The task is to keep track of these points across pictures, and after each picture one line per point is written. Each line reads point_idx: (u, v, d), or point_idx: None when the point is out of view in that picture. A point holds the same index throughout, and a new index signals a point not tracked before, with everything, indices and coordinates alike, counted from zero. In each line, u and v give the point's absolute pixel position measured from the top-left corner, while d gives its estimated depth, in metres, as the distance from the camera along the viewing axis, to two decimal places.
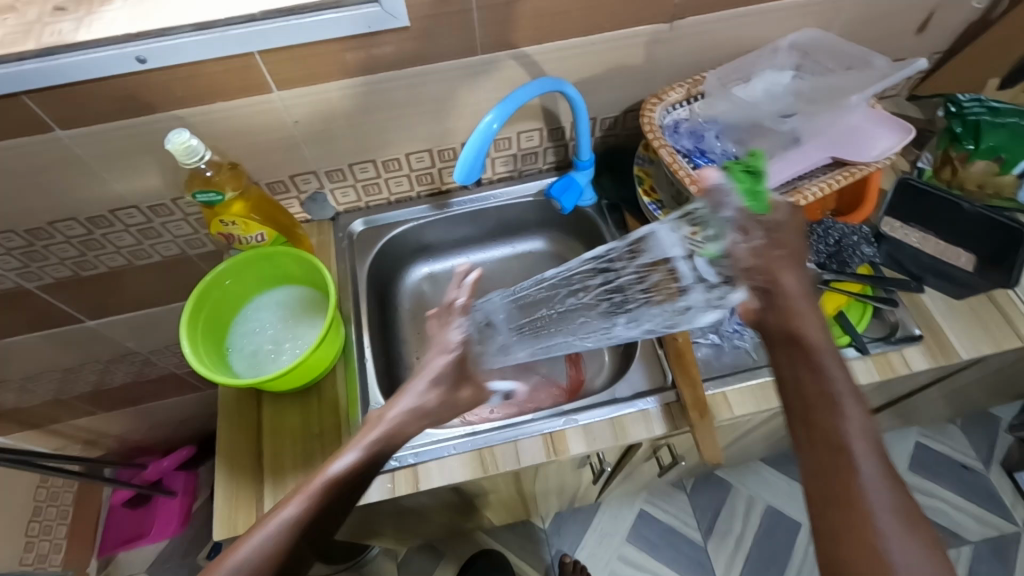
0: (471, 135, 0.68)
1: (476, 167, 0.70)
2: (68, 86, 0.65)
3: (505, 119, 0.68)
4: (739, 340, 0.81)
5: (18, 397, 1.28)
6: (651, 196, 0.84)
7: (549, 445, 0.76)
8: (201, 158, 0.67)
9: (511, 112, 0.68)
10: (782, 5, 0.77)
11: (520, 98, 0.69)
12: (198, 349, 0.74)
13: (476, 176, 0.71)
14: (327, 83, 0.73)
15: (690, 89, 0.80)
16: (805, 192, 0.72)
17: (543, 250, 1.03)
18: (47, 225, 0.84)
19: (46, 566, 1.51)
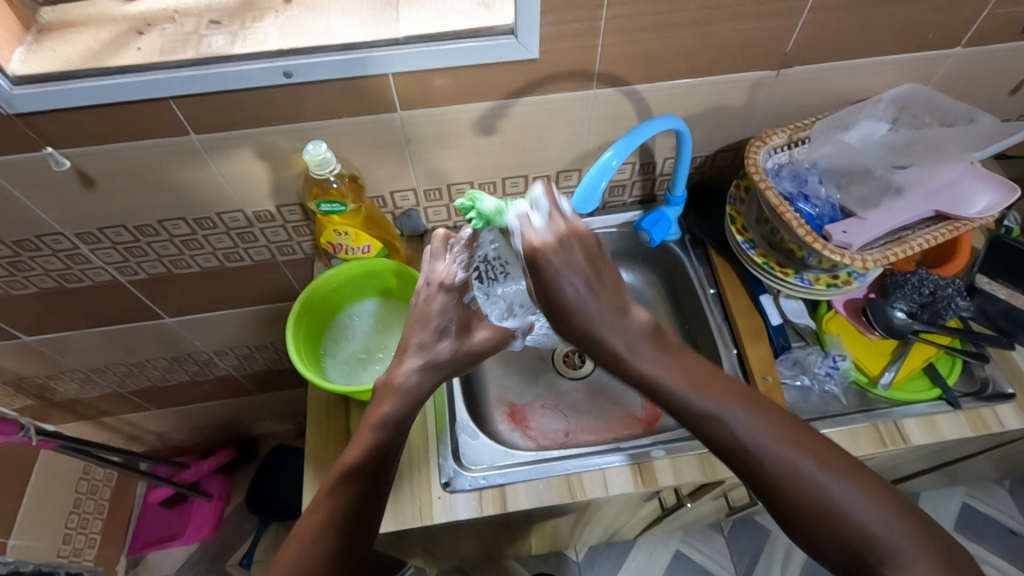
0: (590, 168, 0.70)
1: (593, 198, 0.71)
2: (216, 94, 0.68)
3: (626, 155, 0.70)
4: (829, 384, 0.81)
5: (80, 388, 1.30)
6: (744, 234, 0.86)
7: (637, 476, 0.75)
8: (330, 170, 0.70)
9: (630, 148, 0.70)
10: (886, 60, 0.79)
11: (639, 137, 0.71)
12: (300, 353, 0.75)
13: (591, 208, 0.71)
14: (448, 106, 0.76)
15: (792, 135, 0.82)
16: (910, 244, 0.73)
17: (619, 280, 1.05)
18: (156, 223, 0.87)
19: (81, 559, 1.50)
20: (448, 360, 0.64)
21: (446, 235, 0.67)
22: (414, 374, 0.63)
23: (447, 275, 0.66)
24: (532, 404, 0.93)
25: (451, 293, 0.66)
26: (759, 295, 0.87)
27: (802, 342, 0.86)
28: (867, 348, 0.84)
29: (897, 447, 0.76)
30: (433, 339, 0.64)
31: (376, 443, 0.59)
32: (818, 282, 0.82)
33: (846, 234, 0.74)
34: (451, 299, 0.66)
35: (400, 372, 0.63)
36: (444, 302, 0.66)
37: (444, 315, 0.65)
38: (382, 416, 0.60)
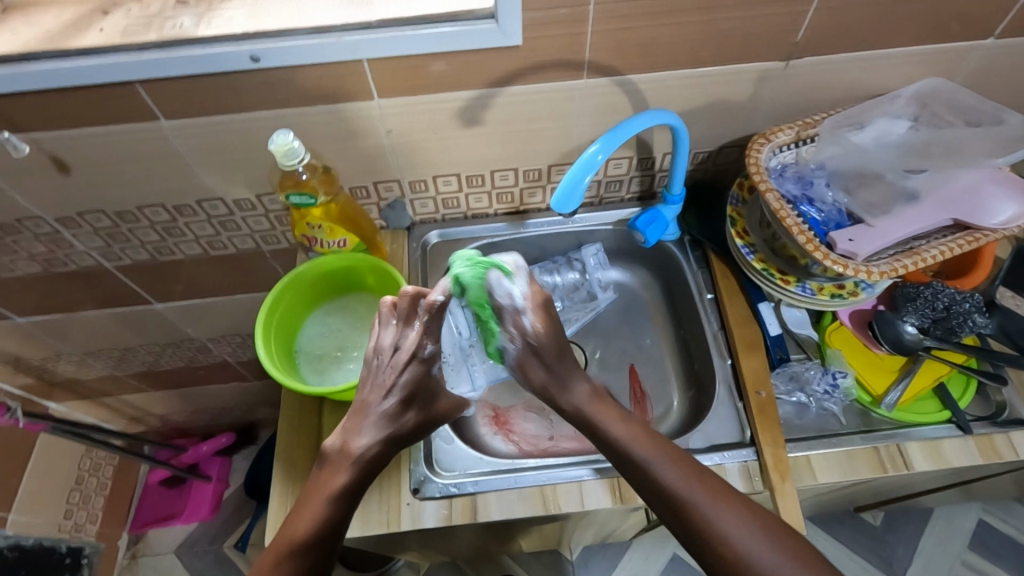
0: (572, 164, 0.65)
1: (574, 195, 0.66)
2: (183, 79, 0.65)
3: (613, 149, 0.65)
4: (829, 402, 0.76)
5: (78, 369, 1.31)
6: (744, 238, 0.80)
7: (616, 492, 0.72)
8: (299, 160, 0.66)
9: (617, 143, 0.66)
10: (907, 52, 0.72)
11: (625, 131, 0.66)
12: (270, 352, 0.73)
13: (572, 205, 0.67)
14: (428, 95, 0.72)
15: (800, 131, 0.76)
16: (922, 255, 0.66)
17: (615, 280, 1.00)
18: (135, 209, 0.85)
19: (82, 535, 1.53)
20: (408, 433, 0.68)
21: (417, 294, 0.67)
22: (374, 446, 0.65)
23: (417, 344, 0.67)
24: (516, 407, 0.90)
25: (422, 364, 0.68)
26: (758, 302, 0.82)
27: (803, 354, 0.80)
28: (872, 364, 0.78)
29: (898, 472, 0.71)
30: (394, 408, 0.67)
31: (327, 516, 0.61)
32: (821, 292, 0.76)
33: (852, 242, 0.68)
34: (418, 370, 0.68)
35: (356, 440, 0.65)
36: (410, 372, 0.68)
37: (410, 385, 0.67)
38: (340, 488, 0.62)
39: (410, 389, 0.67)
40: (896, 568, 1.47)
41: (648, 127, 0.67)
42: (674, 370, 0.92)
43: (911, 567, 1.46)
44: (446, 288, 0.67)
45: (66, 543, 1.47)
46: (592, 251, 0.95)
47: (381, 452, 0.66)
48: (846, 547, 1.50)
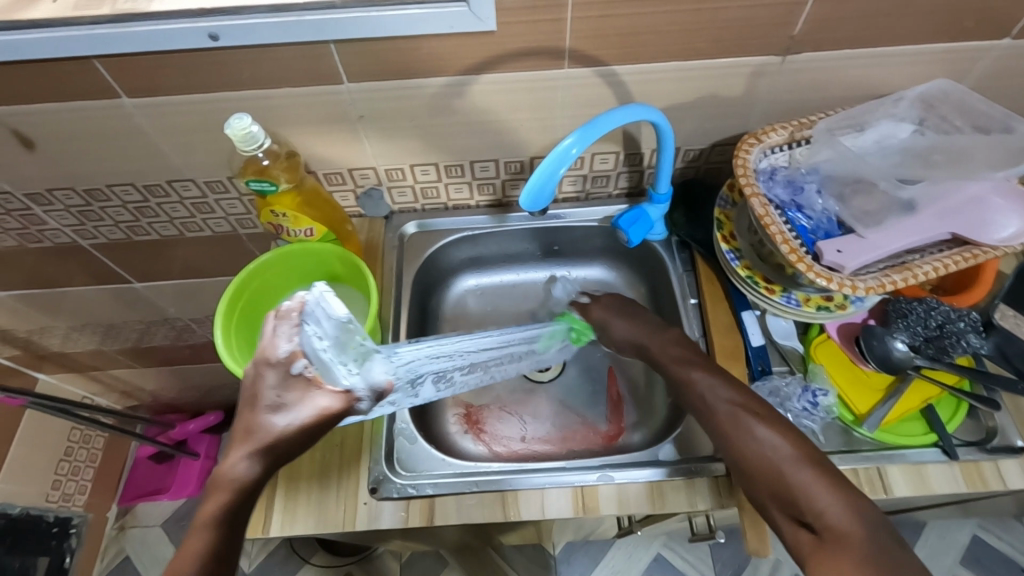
0: (544, 159, 0.61)
1: (544, 194, 0.62)
2: (140, 56, 0.63)
3: (588, 144, 0.62)
4: (807, 419, 0.72)
5: (63, 343, 1.31)
6: (730, 242, 0.76)
7: (579, 502, 0.69)
8: (259, 145, 0.63)
9: (592, 138, 0.62)
10: (913, 50, 0.68)
11: (601, 125, 0.62)
12: (230, 340, 0.71)
13: (544, 204, 0.63)
14: (400, 80, 0.68)
15: (794, 132, 0.71)
16: (914, 270, 0.62)
17: (600, 279, 0.97)
18: (105, 187, 0.83)
19: (70, 506, 1.55)
20: (287, 448, 0.57)
21: (280, 307, 0.55)
22: (253, 465, 0.55)
23: (271, 349, 0.55)
24: (488, 407, 0.87)
25: (286, 370, 0.56)
26: (741, 310, 0.78)
27: (786, 368, 0.76)
28: (858, 381, 0.74)
29: (876, 496, 0.68)
30: (273, 422, 0.56)
31: (210, 547, 0.50)
32: (807, 304, 0.72)
33: (840, 254, 0.64)
34: (284, 376, 0.56)
35: (232, 464, 0.54)
36: (280, 377, 0.56)
37: (283, 396, 0.56)
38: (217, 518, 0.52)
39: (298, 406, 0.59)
40: None
41: (626, 122, 0.63)
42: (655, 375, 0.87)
43: None
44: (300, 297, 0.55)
45: (53, 512, 1.49)
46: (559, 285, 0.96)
47: (261, 474, 0.55)
48: None
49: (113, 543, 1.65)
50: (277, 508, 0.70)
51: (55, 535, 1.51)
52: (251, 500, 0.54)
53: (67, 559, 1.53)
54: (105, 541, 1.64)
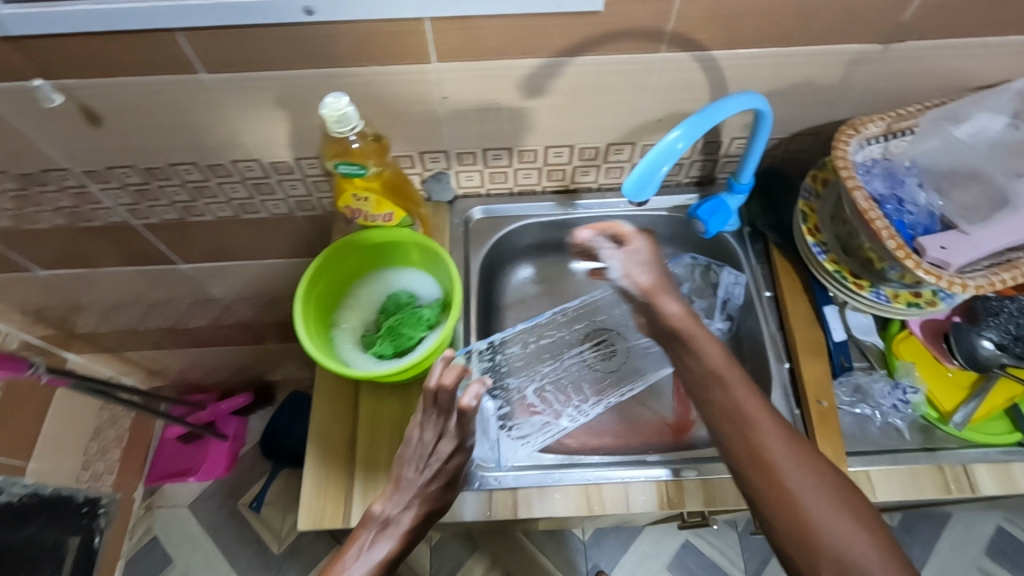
0: (650, 149, 0.60)
1: (648, 182, 0.61)
2: (227, 30, 0.60)
3: (695, 139, 0.60)
4: (893, 416, 0.72)
5: (98, 323, 1.29)
6: (815, 235, 0.74)
7: (663, 496, 0.69)
8: (352, 128, 0.60)
9: (700, 130, 0.60)
10: (1021, 41, 0.66)
11: (712, 120, 0.61)
12: (308, 326, 0.69)
13: (645, 193, 0.63)
14: (491, 61, 0.66)
15: (891, 124, 0.69)
16: (1022, 269, 0.60)
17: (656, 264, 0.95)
18: (166, 166, 0.80)
19: (99, 485, 1.54)
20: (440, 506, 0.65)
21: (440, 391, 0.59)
22: (411, 515, 0.63)
23: (451, 436, 0.63)
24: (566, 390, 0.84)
25: (458, 451, 0.63)
26: (824, 305, 0.77)
27: (865, 363, 0.76)
28: (942, 378, 0.73)
29: (963, 494, 0.68)
30: (429, 485, 0.63)
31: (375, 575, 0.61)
32: (896, 300, 0.71)
33: (944, 250, 0.62)
34: (457, 457, 0.64)
35: (401, 511, 0.63)
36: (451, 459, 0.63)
37: (449, 471, 0.64)
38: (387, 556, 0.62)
39: (453, 473, 0.64)
40: None
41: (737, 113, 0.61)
42: None
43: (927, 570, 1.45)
44: (479, 395, 0.58)
45: (84, 492, 1.48)
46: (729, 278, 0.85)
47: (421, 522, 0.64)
48: None
49: (140, 522, 1.65)
50: (357, 498, 0.69)
51: (86, 514, 1.49)
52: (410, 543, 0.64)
53: (97, 538, 1.52)
54: (132, 520, 1.64)
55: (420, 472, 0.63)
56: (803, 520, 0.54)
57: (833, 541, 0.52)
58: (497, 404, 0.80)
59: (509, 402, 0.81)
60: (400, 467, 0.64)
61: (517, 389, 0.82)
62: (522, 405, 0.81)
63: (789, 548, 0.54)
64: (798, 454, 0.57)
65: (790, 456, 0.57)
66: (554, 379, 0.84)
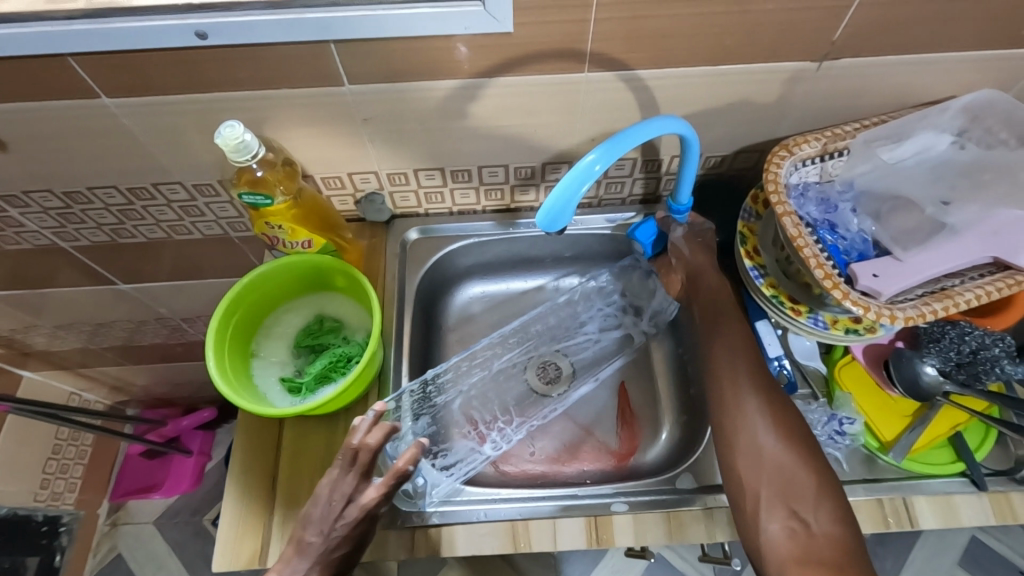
0: (564, 175, 0.56)
1: (564, 213, 0.57)
2: (120, 55, 0.57)
3: (612, 162, 0.57)
4: (831, 447, 0.69)
5: (47, 342, 1.26)
6: (754, 258, 0.72)
7: (591, 532, 0.66)
8: (253, 155, 0.58)
9: (616, 155, 0.57)
10: (960, 57, 0.63)
11: (628, 140, 0.57)
12: (221, 360, 0.66)
13: (561, 223, 0.58)
14: (408, 82, 0.63)
15: (827, 144, 0.66)
16: (955, 299, 0.58)
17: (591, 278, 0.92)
18: (86, 190, 0.77)
19: (59, 504, 1.51)
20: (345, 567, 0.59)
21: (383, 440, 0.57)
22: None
23: (361, 496, 0.57)
24: (496, 411, 0.83)
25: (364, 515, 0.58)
26: (757, 321, 0.74)
27: (809, 390, 0.73)
28: (884, 406, 0.71)
29: (902, 529, 0.65)
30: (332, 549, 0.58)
31: None
32: (835, 326, 0.69)
33: (876, 278, 0.60)
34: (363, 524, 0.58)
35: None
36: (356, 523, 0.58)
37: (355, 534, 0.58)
38: None
39: (358, 538, 0.59)
40: None
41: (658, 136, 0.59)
42: (666, 392, 0.84)
43: None
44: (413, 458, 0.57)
45: (42, 511, 1.46)
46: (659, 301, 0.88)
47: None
48: None
49: (104, 540, 1.62)
50: (275, 537, 0.67)
51: (44, 533, 1.47)
52: None
53: (57, 557, 1.50)
54: (96, 537, 1.61)
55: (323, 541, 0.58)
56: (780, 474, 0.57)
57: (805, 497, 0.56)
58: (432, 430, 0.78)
59: (443, 429, 0.79)
60: (300, 529, 0.58)
61: (451, 416, 0.81)
62: (455, 433, 0.80)
63: (764, 503, 0.56)
64: (777, 419, 0.60)
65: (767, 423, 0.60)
66: (490, 404, 0.83)
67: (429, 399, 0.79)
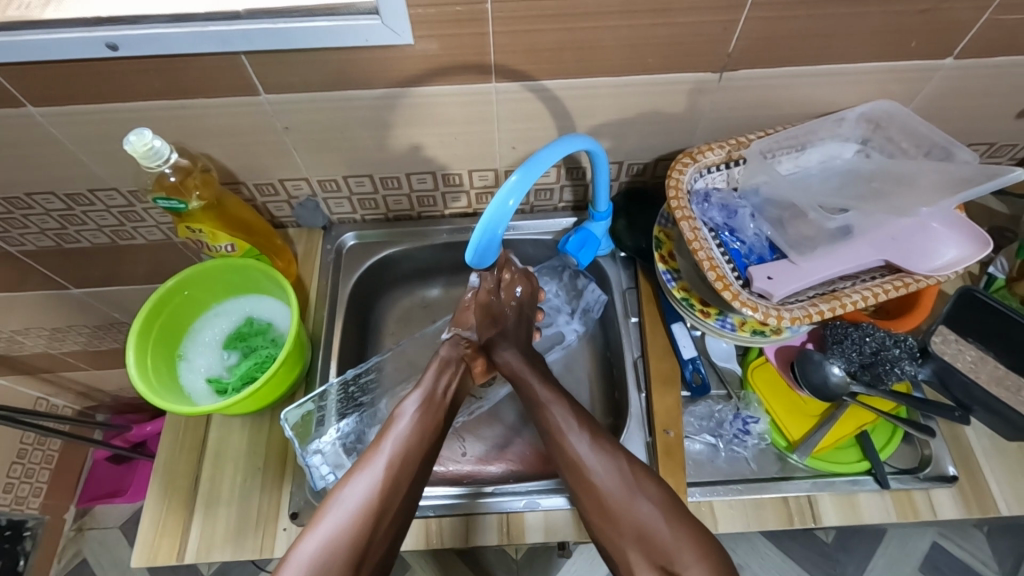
0: (482, 215, 0.57)
1: (487, 246, 0.59)
2: (39, 65, 0.59)
3: (526, 193, 0.57)
4: (738, 446, 0.71)
5: (8, 347, 1.27)
6: (668, 263, 0.74)
7: (504, 528, 0.68)
8: (164, 161, 0.60)
9: (532, 179, 0.57)
10: (855, 69, 0.66)
11: (540, 163, 0.58)
12: (143, 361, 0.68)
13: (490, 256, 0.61)
14: (320, 92, 0.65)
15: (732, 152, 0.69)
16: (842, 300, 0.60)
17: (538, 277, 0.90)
18: (25, 196, 0.79)
19: (24, 508, 1.52)
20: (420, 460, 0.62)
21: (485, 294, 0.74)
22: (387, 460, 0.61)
23: (426, 390, 0.68)
24: None
25: (424, 406, 0.66)
26: (672, 324, 0.76)
27: (723, 391, 0.75)
28: (793, 407, 0.72)
29: (805, 526, 0.67)
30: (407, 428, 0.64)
31: (357, 525, 0.56)
32: (743, 328, 0.70)
33: (769, 281, 0.62)
34: (430, 411, 0.67)
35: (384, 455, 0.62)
36: (426, 414, 0.66)
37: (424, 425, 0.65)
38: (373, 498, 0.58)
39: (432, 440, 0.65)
40: None
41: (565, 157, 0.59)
42: (595, 393, 0.85)
43: None
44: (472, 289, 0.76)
45: (6, 515, 1.48)
46: (593, 294, 0.86)
47: (401, 465, 0.61)
48: (793, 560, 1.33)
49: (69, 546, 1.62)
50: (193, 534, 0.68)
51: (7, 538, 1.48)
52: (394, 499, 0.59)
53: (20, 562, 1.51)
54: (61, 542, 1.61)
55: (408, 423, 0.65)
56: (607, 511, 0.60)
57: (632, 518, 0.59)
58: (350, 431, 0.76)
59: (364, 428, 0.77)
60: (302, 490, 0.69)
61: (376, 419, 0.78)
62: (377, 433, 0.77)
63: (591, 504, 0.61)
64: (600, 450, 0.63)
65: (593, 454, 0.63)
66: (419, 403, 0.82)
67: (349, 395, 0.77)
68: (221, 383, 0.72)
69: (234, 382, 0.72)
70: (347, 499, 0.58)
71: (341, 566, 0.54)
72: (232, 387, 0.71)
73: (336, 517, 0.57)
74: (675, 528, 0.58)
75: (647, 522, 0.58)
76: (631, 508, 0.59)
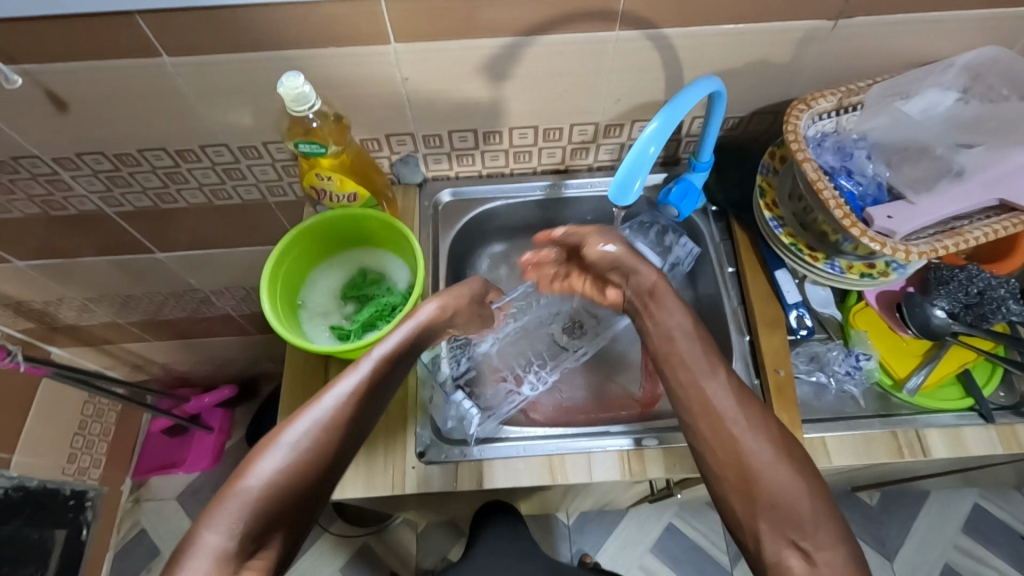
0: (625, 155, 0.60)
1: (630, 188, 0.63)
2: (185, 11, 0.61)
3: (666, 138, 0.60)
4: (849, 384, 0.74)
5: (78, 316, 1.29)
6: (773, 210, 0.76)
7: (626, 464, 0.71)
8: (310, 106, 0.62)
9: (674, 123, 0.59)
10: (964, 16, 0.68)
11: (680, 110, 0.60)
12: (275, 305, 0.70)
13: (629, 197, 0.64)
14: (445, 41, 0.67)
15: (843, 99, 0.71)
16: (965, 236, 0.63)
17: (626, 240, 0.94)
18: (136, 151, 0.81)
19: (86, 478, 1.54)
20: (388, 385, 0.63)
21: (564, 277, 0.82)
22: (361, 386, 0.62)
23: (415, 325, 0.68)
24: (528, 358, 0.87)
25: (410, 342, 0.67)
26: (776, 270, 0.79)
27: (825, 335, 0.78)
28: (895, 347, 0.76)
29: (915, 458, 0.69)
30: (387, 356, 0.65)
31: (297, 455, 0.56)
32: (850, 271, 0.73)
33: (890, 219, 0.65)
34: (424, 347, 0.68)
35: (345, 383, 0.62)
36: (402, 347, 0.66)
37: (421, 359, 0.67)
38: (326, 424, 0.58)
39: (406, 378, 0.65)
40: (888, 548, 1.34)
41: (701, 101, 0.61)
42: None
43: (905, 548, 1.33)
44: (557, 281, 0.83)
45: (69, 485, 1.48)
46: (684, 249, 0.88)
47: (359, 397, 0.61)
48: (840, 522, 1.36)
49: (127, 517, 1.65)
50: None
51: (71, 507, 1.49)
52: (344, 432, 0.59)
53: (84, 531, 1.53)
54: (119, 514, 1.64)
55: (352, 383, 0.61)
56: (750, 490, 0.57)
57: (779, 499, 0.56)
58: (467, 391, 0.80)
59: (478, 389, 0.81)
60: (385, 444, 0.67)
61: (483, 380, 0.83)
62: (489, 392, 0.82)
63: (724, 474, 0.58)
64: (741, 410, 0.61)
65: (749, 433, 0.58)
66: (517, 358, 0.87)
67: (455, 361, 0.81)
68: (343, 329, 0.74)
69: (356, 328, 0.74)
70: (290, 437, 0.57)
71: (288, 499, 0.55)
72: (354, 333, 0.74)
73: (275, 455, 0.56)
74: (814, 504, 0.55)
75: (782, 492, 0.56)
76: (766, 474, 0.57)
